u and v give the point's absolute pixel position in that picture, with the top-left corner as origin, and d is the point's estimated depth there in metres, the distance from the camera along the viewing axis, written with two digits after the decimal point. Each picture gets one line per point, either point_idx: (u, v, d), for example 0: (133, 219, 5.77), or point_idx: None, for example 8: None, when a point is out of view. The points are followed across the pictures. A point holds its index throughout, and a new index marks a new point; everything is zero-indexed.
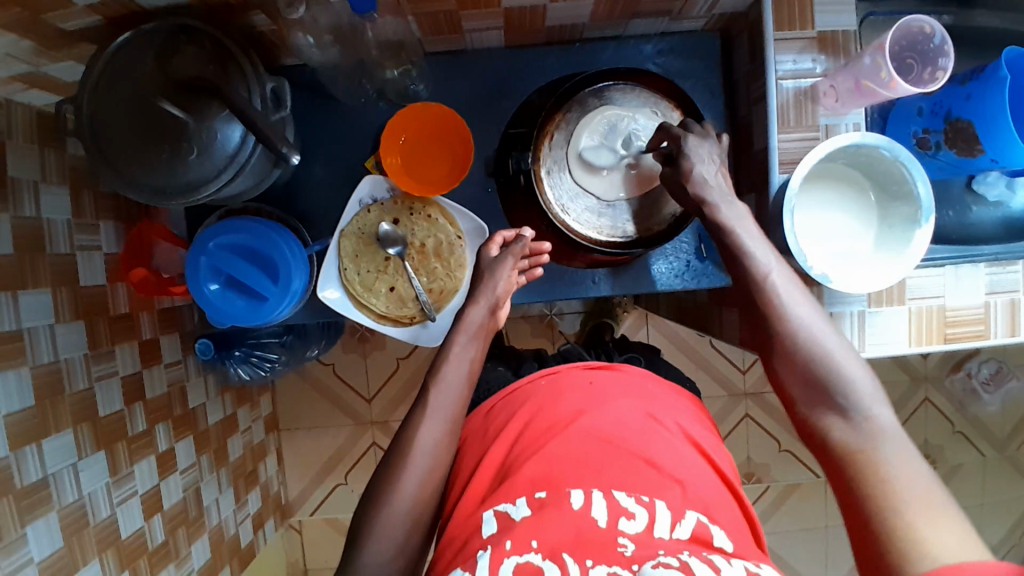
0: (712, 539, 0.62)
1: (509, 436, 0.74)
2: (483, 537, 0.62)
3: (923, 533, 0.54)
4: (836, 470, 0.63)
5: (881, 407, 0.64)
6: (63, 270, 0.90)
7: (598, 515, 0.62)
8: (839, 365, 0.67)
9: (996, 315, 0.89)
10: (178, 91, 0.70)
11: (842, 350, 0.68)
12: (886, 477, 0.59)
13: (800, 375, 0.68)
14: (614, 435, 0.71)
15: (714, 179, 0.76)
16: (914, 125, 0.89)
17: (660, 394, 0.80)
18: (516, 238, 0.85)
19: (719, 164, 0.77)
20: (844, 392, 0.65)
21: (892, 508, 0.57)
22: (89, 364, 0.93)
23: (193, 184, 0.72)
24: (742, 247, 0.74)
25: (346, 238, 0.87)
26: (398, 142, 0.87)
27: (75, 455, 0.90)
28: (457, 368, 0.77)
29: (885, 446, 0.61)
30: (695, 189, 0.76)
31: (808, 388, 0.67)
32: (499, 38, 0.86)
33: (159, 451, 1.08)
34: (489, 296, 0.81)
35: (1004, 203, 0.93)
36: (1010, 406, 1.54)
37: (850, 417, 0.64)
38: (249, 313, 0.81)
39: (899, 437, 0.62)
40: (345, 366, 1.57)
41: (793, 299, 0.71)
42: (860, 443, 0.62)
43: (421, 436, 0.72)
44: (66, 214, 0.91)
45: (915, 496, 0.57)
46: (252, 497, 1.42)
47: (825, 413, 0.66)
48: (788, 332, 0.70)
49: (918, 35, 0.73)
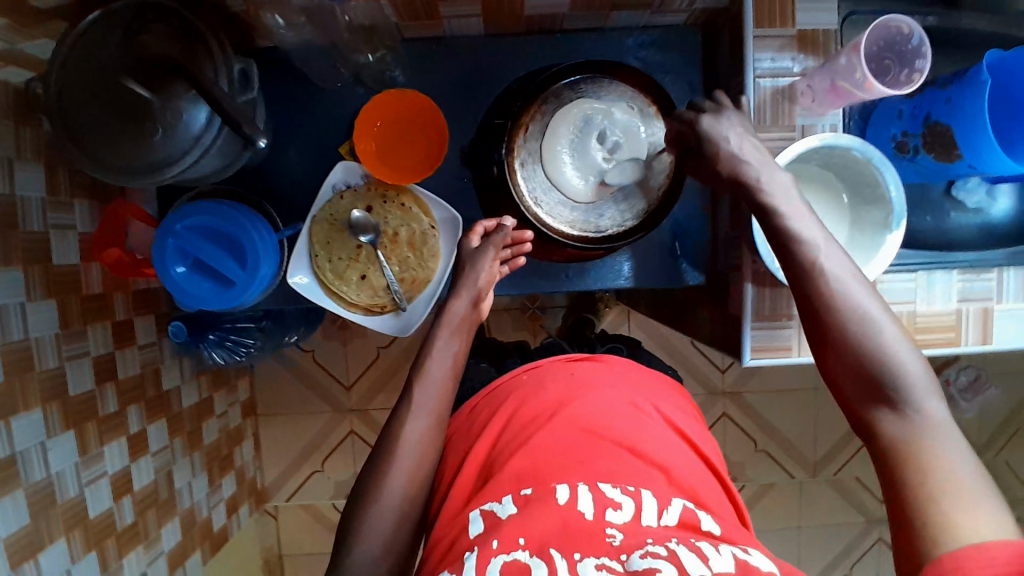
0: (699, 524, 0.62)
1: (491, 431, 0.72)
2: (470, 537, 0.61)
3: (962, 529, 0.50)
4: (883, 469, 0.57)
5: (933, 399, 0.58)
6: (35, 248, 0.88)
7: (585, 508, 0.61)
8: (892, 352, 0.59)
9: (967, 323, 0.89)
10: (144, 70, 0.69)
11: (895, 337, 0.60)
12: (933, 475, 0.54)
13: (847, 363, 0.61)
14: (598, 424, 0.70)
15: (745, 147, 0.72)
16: (893, 128, 0.88)
17: (643, 381, 0.80)
18: (497, 228, 0.84)
19: (746, 130, 0.73)
20: (896, 384, 0.58)
21: (935, 505, 0.52)
22: (60, 344, 0.92)
23: (159, 164, 0.71)
24: (784, 224, 0.67)
25: (317, 224, 0.87)
26: (373, 128, 0.85)
27: (44, 434, 0.89)
28: (440, 363, 0.77)
29: (937, 442, 0.55)
30: (729, 164, 0.72)
31: (856, 378, 0.60)
32: (479, 26, 0.86)
33: (130, 433, 1.08)
34: (470, 289, 0.81)
35: (985, 210, 0.94)
36: (986, 413, 1.55)
37: (900, 410, 0.58)
38: (215, 297, 0.81)
39: (952, 433, 0.56)
40: (325, 353, 1.56)
41: (842, 278, 0.63)
42: (908, 438, 0.56)
43: (407, 432, 0.71)
44: (41, 191, 0.90)
45: (963, 495, 0.52)
46: (226, 481, 1.42)
47: (873, 405, 0.59)
48: (833, 315, 0.62)
49: (895, 35, 0.73)
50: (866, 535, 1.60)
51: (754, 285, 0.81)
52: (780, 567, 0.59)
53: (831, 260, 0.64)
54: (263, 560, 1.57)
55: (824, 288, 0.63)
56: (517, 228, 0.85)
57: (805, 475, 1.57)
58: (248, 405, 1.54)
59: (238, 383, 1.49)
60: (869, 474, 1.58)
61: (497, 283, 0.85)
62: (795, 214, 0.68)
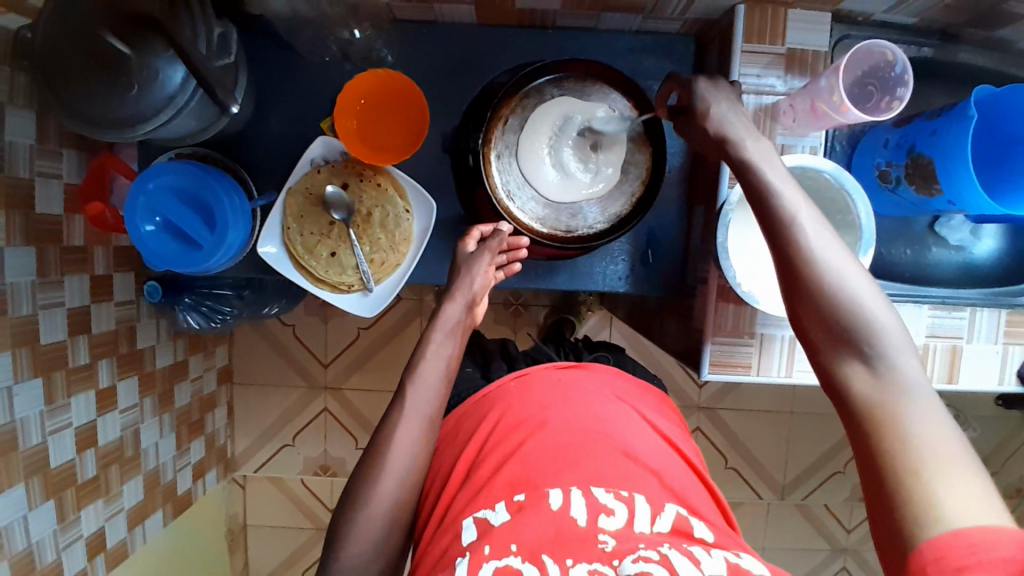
0: (692, 531, 0.62)
1: (479, 435, 0.72)
2: (463, 543, 0.61)
3: (937, 494, 0.49)
4: (856, 428, 0.56)
5: (906, 355, 0.56)
6: (18, 194, 0.89)
7: (577, 514, 0.60)
8: (867, 309, 0.58)
9: (934, 359, 0.87)
10: (124, 25, 0.69)
11: (871, 296, 0.59)
12: (906, 438, 0.52)
13: (819, 320, 0.59)
14: (587, 428, 0.69)
15: (732, 117, 0.68)
16: (878, 157, 0.87)
17: (628, 389, 0.80)
18: (493, 233, 0.82)
19: (735, 103, 0.69)
20: (870, 340, 0.57)
21: (910, 474, 0.50)
22: (36, 292, 0.93)
23: (131, 120, 0.71)
24: (769, 187, 0.63)
25: (292, 196, 0.87)
26: (357, 105, 0.85)
27: (11, 378, 0.89)
28: (433, 366, 0.75)
29: (910, 400, 0.54)
30: (715, 127, 0.67)
31: (829, 335, 0.58)
32: (470, 14, 0.85)
33: (99, 387, 1.08)
34: (464, 293, 0.79)
35: (966, 249, 0.93)
36: None
37: (874, 366, 0.56)
38: (183, 258, 0.81)
39: (926, 392, 0.55)
40: (305, 328, 1.57)
41: (822, 239, 0.61)
42: (880, 398, 0.55)
43: (398, 437, 0.70)
44: (29, 138, 0.90)
45: (935, 460, 0.50)
46: (195, 445, 1.42)
47: (845, 360, 0.58)
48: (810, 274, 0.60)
49: (880, 61, 0.72)
50: (829, 563, 1.59)
51: (717, 299, 0.81)
52: (769, 569, 0.60)
53: (809, 220, 0.61)
54: (228, 528, 1.58)
55: (800, 247, 0.61)
56: (511, 234, 0.83)
57: (772, 496, 1.56)
58: (224, 372, 1.55)
59: (215, 348, 1.50)
60: (837, 502, 1.57)
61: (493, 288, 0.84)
62: (778, 176, 0.64)
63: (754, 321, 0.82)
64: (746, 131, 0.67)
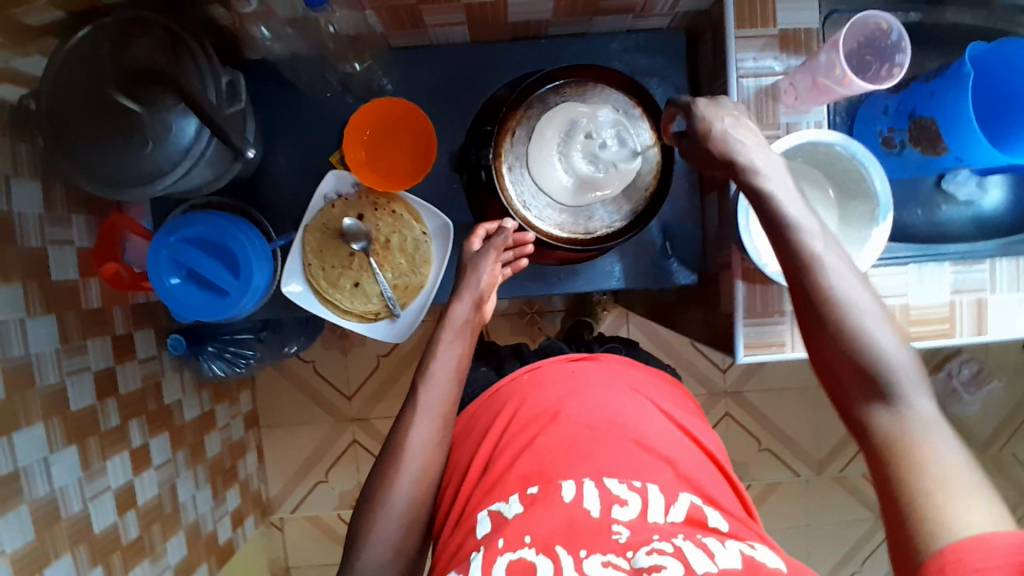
0: (706, 520, 0.62)
1: (494, 430, 0.73)
2: (477, 537, 0.62)
3: (951, 518, 0.48)
4: (872, 460, 0.55)
5: (923, 394, 0.55)
6: (34, 264, 0.89)
7: (590, 505, 0.61)
8: (883, 344, 0.57)
9: (962, 315, 0.88)
10: (132, 83, 0.70)
11: (886, 329, 0.58)
12: (925, 466, 0.51)
13: (831, 346, 0.59)
14: (601, 421, 0.70)
15: (735, 131, 0.69)
16: (879, 125, 0.88)
17: (642, 380, 0.80)
18: (498, 230, 0.84)
19: (739, 117, 0.70)
20: (886, 374, 0.56)
21: (927, 503, 0.49)
22: (61, 359, 0.93)
23: (148, 176, 0.72)
24: (780, 210, 0.64)
25: (310, 233, 0.88)
26: (363, 137, 0.86)
27: (47, 449, 0.89)
28: (444, 365, 0.78)
29: (929, 434, 0.53)
30: (718, 145, 0.68)
31: (846, 368, 0.58)
32: (464, 34, 0.87)
33: (132, 447, 1.08)
34: (471, 291, 0.82)
35: (975, 203, 0.92)
36: (990, 405, 1.58)
37: (892, 402, 0.55)
38: (210, 307, 0.82)
39: (945, 430, 0.53)
40: (326, 362, 1.57)
41: (835, 267, 0.61)
42: (897, 429, 0.54)
43: (411, 437, 0.72)
44: (38, 207, 0.89)
45: (952, 488, 0.49)
46: (230, 493, 1.42)
47: (864, 396, 0.57)
48: (821, 300, 0.60)
49: (875, 31, 0.74)
50: (873, 531, 1.59)
51: (744, 282, 0.82)
52: (788, 560, 0.58)
53: (824, 250, 0.62)
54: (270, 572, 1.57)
55: (812, 275, 0.61)
56: (517, 231, 0.85)
57: (809, 472, 1.57)
58: (250, 417, 1.55)
59: (239, 394, 1.50)
60: None
61: (500, 284, 0.86)
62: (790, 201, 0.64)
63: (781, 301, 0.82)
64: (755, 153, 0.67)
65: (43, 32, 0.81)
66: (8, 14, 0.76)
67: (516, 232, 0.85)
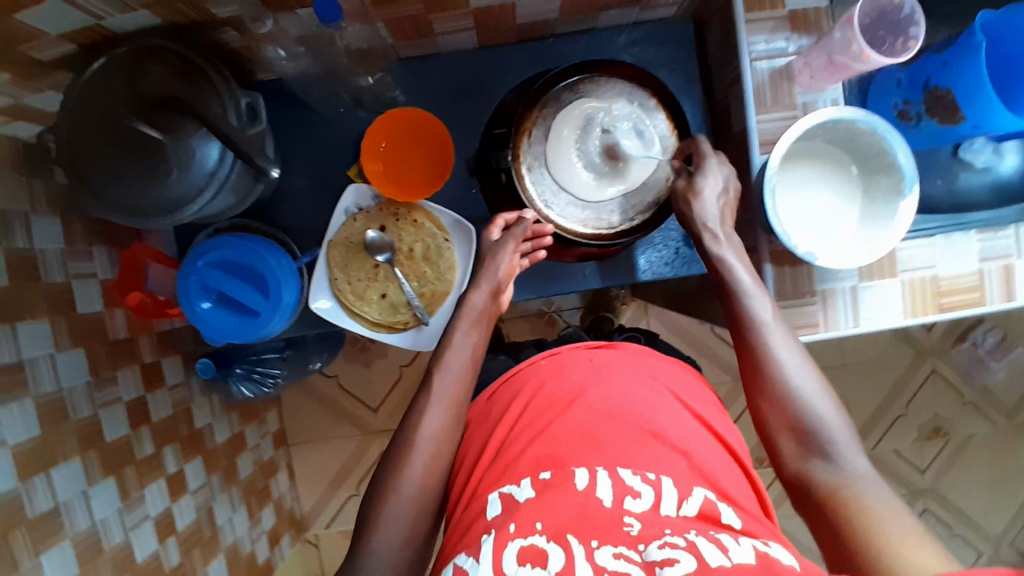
0: (719, 516, 0.60)
1: (510, 415, 0.73)
2: (488, 519, 0.62)
3: (897, 555, 0.57)
4: (823, 512, 0.65)
5: (854, 450, 0.68)
6: (59, 299, 0.88)
7: (603, 495, 0.61)
8: (818, 409, 0.71)
9: (991, 282, 0.87)
10: (151, 111, 0.71)
11: (825, 401, 0.71)
12: (868, 514, 0.62)
13: (788, 425, 0.71)
14: (618, 408, 0.70)
15: (713, 206, 0.78)
16: (894, 97, 0.87)
17: (662, 369, 0.79)
18: (517, 221, 0.84)
19: (726, 196, 0.79)
20: (822, 434, 0.69)
21: (879, 540, 0.59)
22: (92, 392, 0.92)
23: (176, 203, 0.73)
24: (741, 291, 0.76)
25: (334, 248, 0.88)
26: (379, 149, 0.86)
27: (85, 482, 0.88)
28: (459, 355, 0.79)
29: (863, 487, 0.65)
30: (694, 208, 0.79)
31: (790, 432, 0.71)
32: (472, 39, 0.88)
33: (168, 474, 1.07)
34: (489, 280, 0.82)
35: (993, 168, 0.89)
36: (1018, 371, 1.57)
37: (827, 457, 0.68)
38: (241, 328, 0.83)
39: (874, 482, 0.66)
40: (349, 376, 1.58)
41: (783, 347, 0.74)
42: (836, 481, 0.66)
43: (424, 424, 0.73)
44: (60, 242, 0.89)
45: (893, 531, 0.59)
46: (266, 513, 1.41)
47: (805, 453, 0.70)
48: (773, 376, 0.73)
49: (886, 6, 0.74)
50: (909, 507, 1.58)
51: (772, 264, 0.84)
52: (802, 557, 0.55)
53: (775, 335, 0.74)
54: None
55: (767, 355, 0.74)
56: (536, 222, 0.84)
57: None
58: (279, 436, 1.55)
59: (266, 414, 1.50)
60: (906, 445, 1.57)
61: (518, 275, 0.85)
62: (752, 286, 0.76)
63: (812, 280, 0.85)
64: (725, 244, 0.78)
65: (56, 66, 0.73)
66: (13, 52, 0.67)
67: (534, 223, 0.84)
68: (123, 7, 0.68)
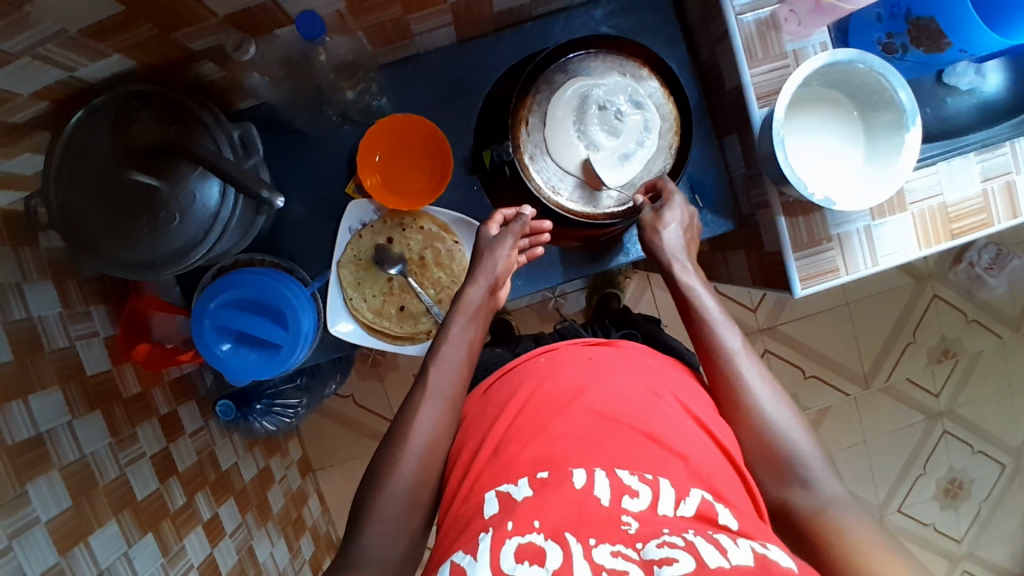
0: (716, 517, 0.59)
1: (511, 406, 0.73)
2: (485, 517, 0.61)
3: None
4: (801, 538, 0.66)
5: (827, 478, 0.67)
6: (67, 366, 0.84)
7: (601, 494, 0.60)
8: (791, 438, 0.70)
9: (995, 201, 0.88)
10: (142, 160, 0.69)
11: (798, 429, 0.71)
12: (845, 541, 0.62)
13: (759, 453, 0.71)
14: (613, 410, 0.69)
15: (674, 242, 0.81)
16: (876, 32, 0.86)
17: (659, 369, 0.78)
18: (516, 217, 0.83)
19: (683, 228, 0.82)
20: (798, 461, 0.68)
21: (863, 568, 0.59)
22: (116, 452, 0.89)
23: (183, 250, 0.71)
24: (712, 322, 0.78)
25: (344, 268, 0.88)
26: (374, 161, 0.85)
27: (125, 543, 0.84)
28: (454, 347, 0.79)
29: (840, 513, 0.65)
30: (652, 239, 0.81)
31: (765, 459, 0.70)
32: (450, 35, 0.87)
33: (204, 520, 1.02)
34: (487, 275, 0.82)
35: (978, 89, 0.87)
36: (1015, 284, 1.60)
37: (804, 483, 0.67)
38: (264, 365, 0.81)
39: (848, 506, 0.65)
40: (365, 394, 1.57)
41: (753, 378, 0.74)
42: (815, 508, 0.66)
43: (420, 418, 0.73)
44: (57, 307, 0.85)
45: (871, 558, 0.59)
46: (304, 542, 1.35)
47: (779, 481, 0.69)
48: (745, 406, 0.73)
49: None
50: (929, 432, 1.61)
51: (785, 217, 0.84)
52: (801, 559, 0.53)
53: (747, 366, 0.75)
54: None
55: (739, 386, 0.74)
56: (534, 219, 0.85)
57: (858, 389, 1.58)
58: (304, 464, 1.52)
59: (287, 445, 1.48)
60: (919, 372, 1.59)
61: (516, 270, 0.86)
62: (719, 318, 0.78)
63: (826, 225, 0.85)
64: (690, 272, 0.81)
65: (32, 127, 0.70)
66: None
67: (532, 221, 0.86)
68: (97, 55, 0.65)
